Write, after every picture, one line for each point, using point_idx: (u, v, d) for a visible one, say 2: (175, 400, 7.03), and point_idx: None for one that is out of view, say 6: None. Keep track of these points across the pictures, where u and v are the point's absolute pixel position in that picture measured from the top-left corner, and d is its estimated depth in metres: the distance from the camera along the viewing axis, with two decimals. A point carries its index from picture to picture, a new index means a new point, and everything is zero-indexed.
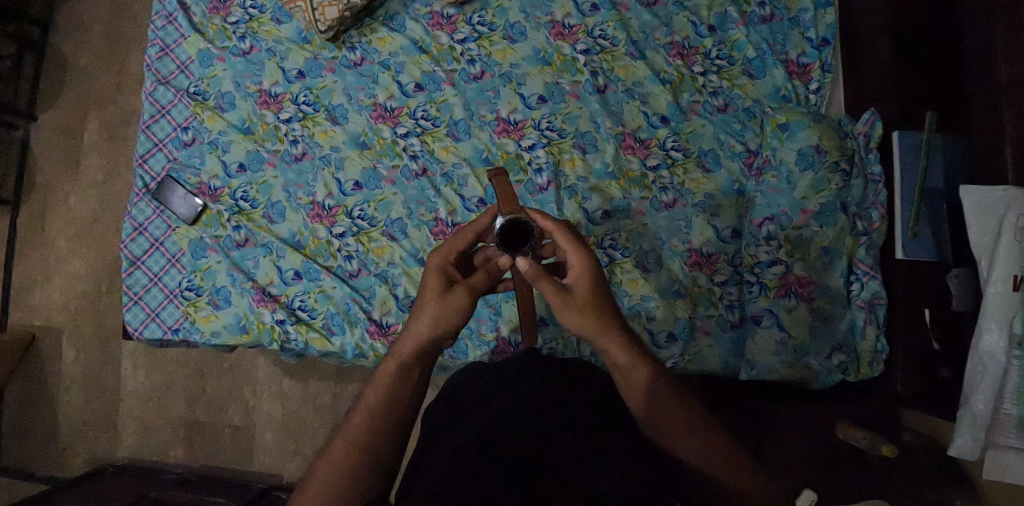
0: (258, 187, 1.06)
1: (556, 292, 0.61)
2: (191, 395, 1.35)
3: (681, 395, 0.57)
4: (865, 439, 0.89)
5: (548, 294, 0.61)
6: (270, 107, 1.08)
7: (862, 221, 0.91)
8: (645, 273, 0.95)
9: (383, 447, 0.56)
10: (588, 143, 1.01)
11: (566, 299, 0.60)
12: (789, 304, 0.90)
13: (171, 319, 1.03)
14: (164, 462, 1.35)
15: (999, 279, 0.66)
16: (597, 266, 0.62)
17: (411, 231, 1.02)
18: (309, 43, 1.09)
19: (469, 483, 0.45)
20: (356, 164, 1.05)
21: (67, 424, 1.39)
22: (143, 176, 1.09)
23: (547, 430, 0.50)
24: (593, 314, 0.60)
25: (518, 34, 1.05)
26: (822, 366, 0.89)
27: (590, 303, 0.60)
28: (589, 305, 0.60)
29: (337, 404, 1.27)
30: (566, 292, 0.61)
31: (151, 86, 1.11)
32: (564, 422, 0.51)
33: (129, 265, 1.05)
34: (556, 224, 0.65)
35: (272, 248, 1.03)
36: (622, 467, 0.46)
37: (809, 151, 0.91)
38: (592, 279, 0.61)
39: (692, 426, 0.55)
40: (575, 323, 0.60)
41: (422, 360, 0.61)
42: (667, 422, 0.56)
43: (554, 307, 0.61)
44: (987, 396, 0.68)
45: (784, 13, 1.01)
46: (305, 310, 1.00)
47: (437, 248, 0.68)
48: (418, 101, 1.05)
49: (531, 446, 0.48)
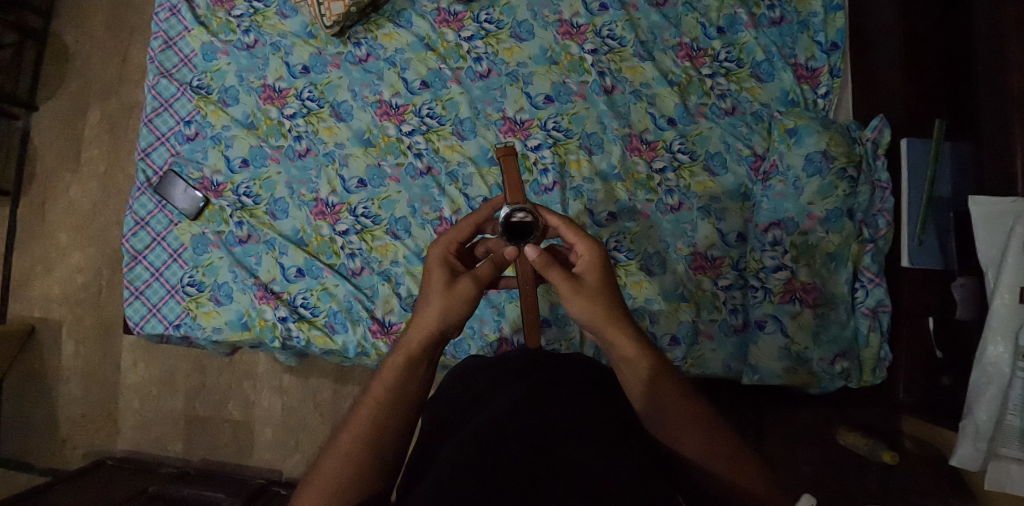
0: (261, 183, 1.06)
1: (564, 279, 0.60)
2: (191, 390, 1.35)
3: (685, 394, 0.57)
4: (865, 445, 0.90)
5: (558, 283, 0.60)
6: (274, 102, 1.07)
7: (869, 228, 0.91)
8: (649, 275, 0.95)
9: (389, 442, 0.56)
10: (595, 144, 1.00)
11: (576, 287, 0.60)
12: (794, 310, 0.90)
13: (172, 314, 1.03)
14: (163, 456, 1.35)
15: (1005, 291, 0.66)
16: (606, 253, 0.62)
17: (415, 230, 1.01)
18: (314, 38, 1.08)
19: (476, 479, 0.44)
20: (361, 161, 1.04)
21: (67, 416, 1.39)
22: (145, 169, 1.09)
23: (551, 428, 0.49)
24: (603, 303, 0.59)
25: (525, 32, 1.04)
26: (825, 372, 0.89)
27: (601, 290, 0.60)
28: (599, 292, 0.60)
29: (337, 401, 1.27)
30: (576, 280, 0.60)
31: (154, 79, 1.10)
32: (571, 420, 0.50)
33: (130, 259, 1.05)
34: (563, 219, 0.63)
35: (275, 244, 1.03)
36: (631, 461, 0.45)
37: (817, 157, 0.90)
38: (603, 272, 0.61)
39: (696, 424, 0.55)
40: (584, 311, 0.59)
41: (428, 354, 0.60)
42: (670, 418, 0.56)
43: (564, 295, 0.60)
44: (990, 407, 0.68)
45: (794, 16, 1.00)
46: (307, 307, 1.00)
47: (438, 238, 0.66)
48: (423, 99, 1.05)
49: (540, 442, 0.47)
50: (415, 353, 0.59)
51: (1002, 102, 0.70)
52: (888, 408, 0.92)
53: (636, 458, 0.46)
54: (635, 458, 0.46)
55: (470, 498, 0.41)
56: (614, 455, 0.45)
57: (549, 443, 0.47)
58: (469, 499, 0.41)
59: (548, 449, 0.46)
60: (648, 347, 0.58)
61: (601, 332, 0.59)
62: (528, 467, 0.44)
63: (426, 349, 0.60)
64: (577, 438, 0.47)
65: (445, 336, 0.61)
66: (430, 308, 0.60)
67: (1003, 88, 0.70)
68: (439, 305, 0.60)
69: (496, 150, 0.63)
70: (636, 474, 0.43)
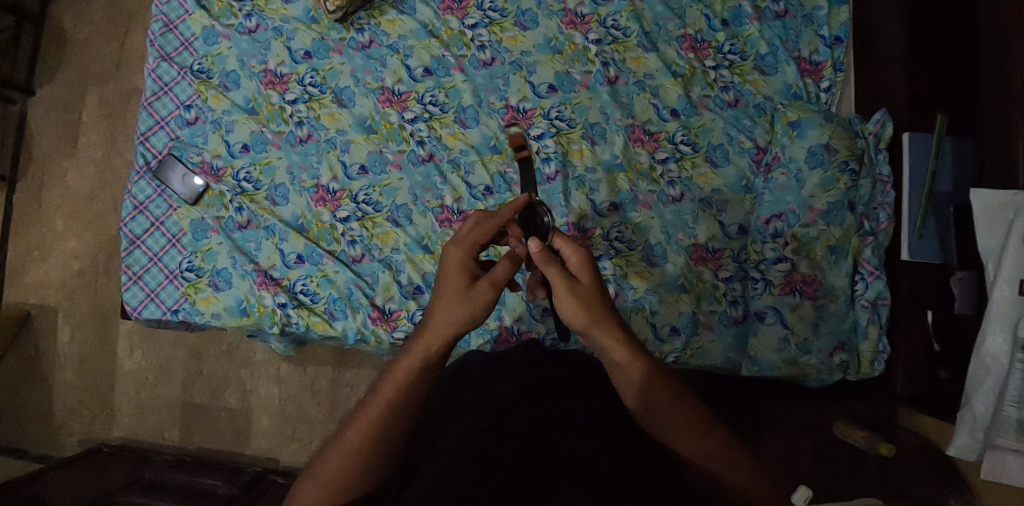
0: (261, 168, 1.05)
1: (563, 278, 0.58)
2: (188, 378, 1.34)
3: (677, 393, 0.56)
4: (863, 437, 0.89)
5: (555, 280, 0.58)
6: (275, 87, 1.07)
7: (870, 221, 0.91)
8: (651, 267, 0.95)
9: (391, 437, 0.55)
10: (598, 134, 1.00)
11: (573, 285, 0.58)
12: (793, 302, 0.90)
13: (171, 299, 1.02)
14: (159, 443, 1.34)
15: (1005, 282, 0.66)
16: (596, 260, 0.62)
17: (416, 217, 1.01)
18: (317, 24, 1.08)
19: (476, 473, 0.43)
20: (361, 147, 1.04)
21: (62, 402, 1.38)
22: (144, 153, 1.08)
23: (551, 426, 0.49)
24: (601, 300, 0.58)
25: (530, 21, 1.04)
26: (824, 365, 0.89)
27: (596, 289, 0.59)
28: (593, 293, 0.58)
29: (335, 390, 1.27)
30: (572, 279, 0.59)
31: (154, 63, 1.09)
32: (571, 419, 0.50)
33: (129, 244, 1.04)
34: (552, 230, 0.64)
35: (275, 230, 1.02)
36: (629, 459, 0.45)
37: (820, 150, 0.91)
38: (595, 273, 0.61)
39: (691, 427, 0.54)
40: (580, 313, 0.57)
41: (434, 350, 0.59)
42: (664, 421, 0.54)
43: (561, 295, 0.58)
44: (988, 398, 0.68)
45: (798, 10, 1.00)
46: (307, 294, 1.00)
47: (458, 238, 0.62)
48: (427, 86, 1.04)
49: (539, 441, 0.47)
50: (421, 350, 0.57)
51: (1005, 99, 0.70)
52: (885, 402, 0.93)
53: (635, 457, 0.46)
54: (635, 457, 0.46)
55: (472, 497, 0.41)
56: (613, 453, 0.45)
57: (549, 443, 0.47)
58: (472, 499, 0.41)
59: (548, 449, 0.46)
60: (639, 347, 0.57)
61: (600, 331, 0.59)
62: (526, 464, 0.44)
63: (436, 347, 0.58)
64: (577, 437, 0.47)
65: (455, 337, 0.59)
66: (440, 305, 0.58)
67: (1007, 83, 0.69)
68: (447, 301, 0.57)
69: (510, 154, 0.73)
70: (637, 476, 0.43)
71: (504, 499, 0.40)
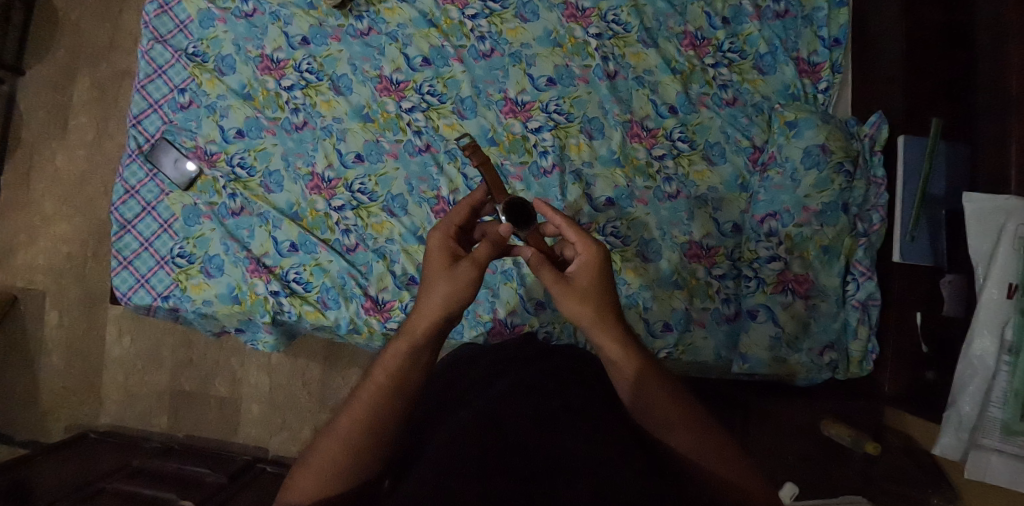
0: (256, 154, 1.04)
1: (554, 280, 0.58)
2: (178, 365, 1.33)
3: (673, 392, 0.56)
4: (850, 436, 0.92)
5: (548, 281, 0.58)
6: (271, 73, 1.05)
7: (862, 222, 0.92)
8: (645, 263, 0.95)
9: (390, 431, 0.54)
10: (596, 129, 1.00)
11: (565, 289, 0.57)
12: (786, 300, 0.91)
13: (161, 285, 1.01)
14: (148, 431, 1.33)
15: (994, 285, 0.66)
16: (606, 257, 0.58)
17: (412, 208, 1.01)
18: (314, 9, 1.06)
19: (472, 464, 0.43)
20: (359, 136, 1.03)
21: (49, 387, 1.36)
22: (136, 136, 1.06)
23: (547, 422, 0.49)
24: (591, 307, 0.56)
25: (530, 12, 1.03)
26: (813, 363, 0.90)
27: (592, 290, 0.57)
28: (588, 298, 0.56)
29: (326, 380, 1.27)
30: (567, 281, 0.57)
31: (148, 45, 1.07)
32: (568, 413, 0.50)
33: (119, 228, 1.02)
34: (564, 220, 0.60)
35: (269, 217, 1.01)
36: (628, 456, 0.45)
37: (815, 150, 0.90)
38: (595, 273, 0.58)
39: (687, 424, 0.54)
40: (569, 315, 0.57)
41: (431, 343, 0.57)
42: (658, 416, 0.55)
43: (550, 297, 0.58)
44: (974, 399, 0.68)
45: (798, 10, 1.00)
46: (300, 283, 0.99)
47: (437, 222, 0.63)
48: (425, 76, 1.04)
49: (537, 437, 0.46)
50: (420, 343, 0.56)
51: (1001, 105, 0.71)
52: (871, 403, 0.94)
53: (632, 454, 0.46)
54: (630, 453, 0.46)
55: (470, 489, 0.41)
56: (610, 449, 0.45)
57: (549, 439, 0.46)
58: (470, 491, 0.40)
59: (546, 444, 0.46)
60: (636, 345, 0.57)
61: (590, 334, 0.57)
62: (519, 461, 0.43)
63: (433, 338, 0.57)
64: (576, 432, 0.47)
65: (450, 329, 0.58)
66: (440, 297, 0.57)
67: None
68: (446, 292, 0.57)
69: (463, 148, 0.66)
70: (635, 473, 0.43)
71: (500, 493, 0.40)
